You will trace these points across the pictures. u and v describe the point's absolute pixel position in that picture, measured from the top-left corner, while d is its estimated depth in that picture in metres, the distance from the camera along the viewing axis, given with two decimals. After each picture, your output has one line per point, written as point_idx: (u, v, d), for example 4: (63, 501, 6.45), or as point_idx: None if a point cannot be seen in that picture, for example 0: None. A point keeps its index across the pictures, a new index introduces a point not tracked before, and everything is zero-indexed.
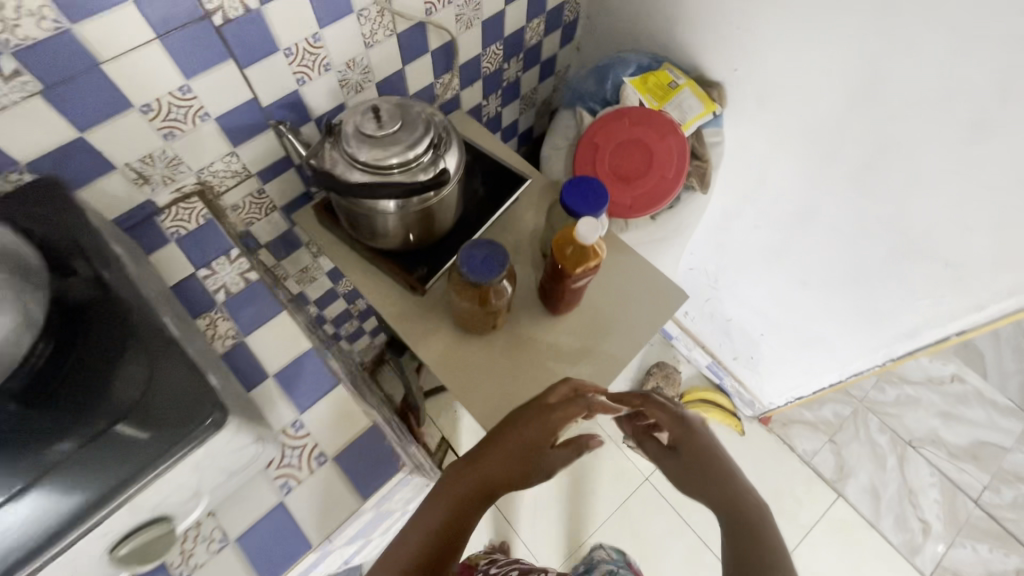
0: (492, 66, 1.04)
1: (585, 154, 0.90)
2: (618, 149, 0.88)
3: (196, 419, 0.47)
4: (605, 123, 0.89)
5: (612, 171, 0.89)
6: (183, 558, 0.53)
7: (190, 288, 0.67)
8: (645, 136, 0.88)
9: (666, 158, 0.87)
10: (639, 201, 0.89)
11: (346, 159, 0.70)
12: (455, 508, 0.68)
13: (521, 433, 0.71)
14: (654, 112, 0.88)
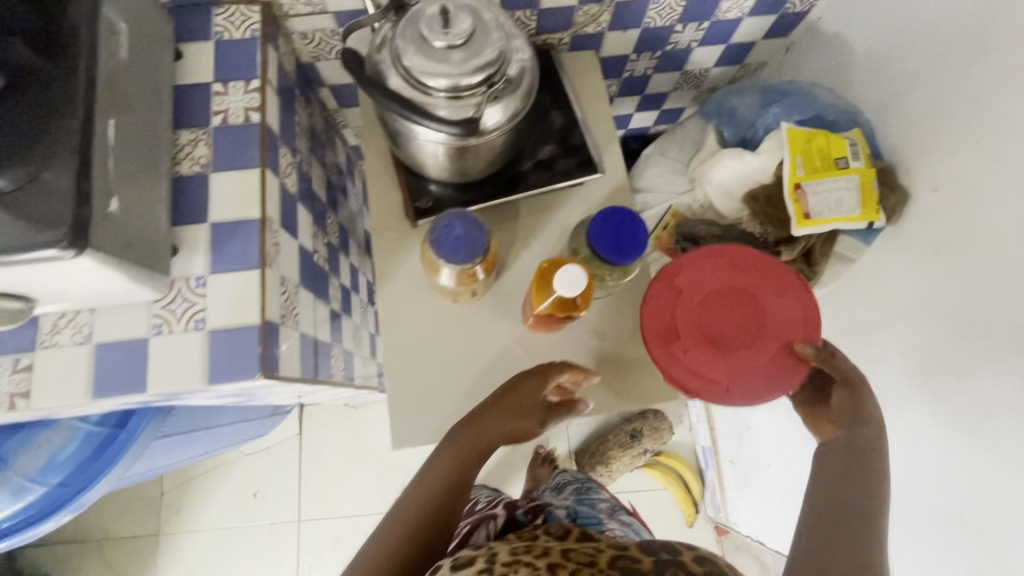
0: (659, 21, 0.84)
1: (658, 304, 0.61)
2: (714, 300, 0.60)
3: (53, 231, 0.43)
4: (694, 260, 0.61)
5: (699, 334, 0.59)
6: (51, 331, 0.56)
7: (198, 96, 0.64)
8: (757, 290, 0.60)
9: (788, 327, 0.59)
10: (748, 389, 0.57)
11: (393, 54, 0.59)
12: (442, 494, 0.61)
13: (502, 401, 0.64)
14: (769, 258, 0.61)
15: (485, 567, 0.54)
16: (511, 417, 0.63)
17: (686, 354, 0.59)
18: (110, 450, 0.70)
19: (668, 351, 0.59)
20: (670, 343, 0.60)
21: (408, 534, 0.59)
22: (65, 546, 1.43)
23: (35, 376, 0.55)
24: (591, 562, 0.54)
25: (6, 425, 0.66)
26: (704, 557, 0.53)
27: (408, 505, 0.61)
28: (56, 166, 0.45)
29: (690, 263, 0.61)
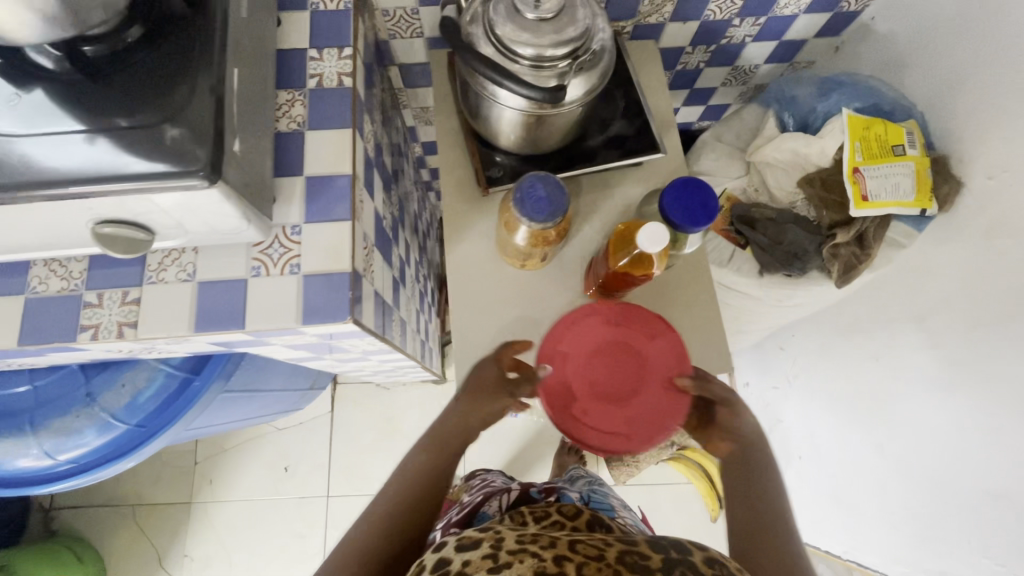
0: (719, 14, 0.88)
1: (547, 371, 0.61)
2: (593, 361, 0.61)
3: (191, 163, 0.47)
4: (577, 324, 0.62)
5: (588, 390, 0.60)
6: (157, 269, 0.60)
7: (294, 61, 0.69)
8: (629, 337, 0.62)
9: (664, 365, 0.60)
10: (642, 429, 0.58)
11: (485, 23, 0.64)
12: (424, 482, 0.64)
13: (477, 395, 0.66)
14: (637, 307, 0.63)
15: (488, 553, 0.49)
16: (484, 407, 0.66)
17: (584, 415, 0.59)
18: (187, 393, 0.73)
19: (566, 414, 0.59)
20: (568, 405, 0.59)
21: (397, 518, 0.62)
22: (100, 510, 1.46)
23: (142, 309, 0.59)
24: (600, 555, 0.47)
25: (95, 362, 0.69)
26: (715, 559, 0.49)
27: (395, 492, 0.64)
28: (197, 106, 0.49)
29: (572, 325, 0.62)
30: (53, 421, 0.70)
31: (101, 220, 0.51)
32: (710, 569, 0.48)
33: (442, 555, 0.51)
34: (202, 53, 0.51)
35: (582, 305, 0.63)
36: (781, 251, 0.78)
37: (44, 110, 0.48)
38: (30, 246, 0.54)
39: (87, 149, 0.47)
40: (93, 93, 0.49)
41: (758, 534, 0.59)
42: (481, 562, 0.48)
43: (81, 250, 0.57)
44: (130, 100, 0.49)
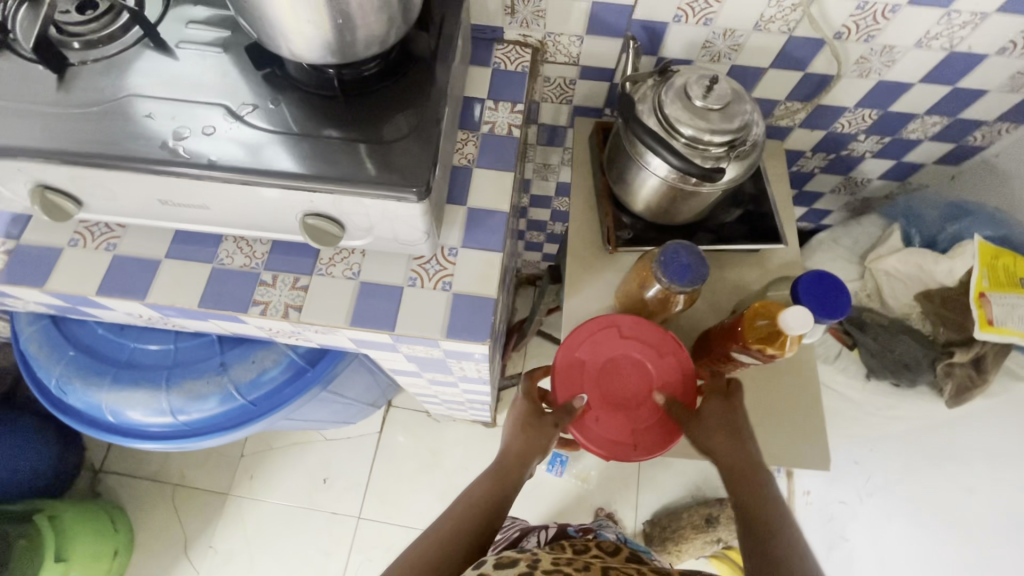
0: (846, 127, 0.94)
1: (562, 378, 0.69)
2: (609, 372, 0.69)
3: (407, 180, 0.54)
4: (594, 337, 0.70)
5: (601, 398, 0.68)
6: (326, 263, 0.66)
7: (472, 106, 0.77)
8: (642, 354, 0.69)
9: (671, 381, 0.68)
10: (647, 440, 0.66)
11: (653, 101, 0.71)
12: (480, 515, 0.65)
13: (524, 425, 0.69)
14: (646, 324, 0.70)
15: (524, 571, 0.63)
16: (532, 436, 0.68)
17: (598, 422, 0.67)
18: (303, 381, 0.78)
19: (581, 420, 0.67)
20: (582, 413, 0.67)
21: (454, 552, 0.62)
22: (142, 483, 1.49)
23: (308, 295, 0.65)
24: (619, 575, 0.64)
25: (236, 336, 0.75)
26: None
27: (445, 527, 0.64)
28: (416, 134, 0.57)
29: (591, 338, 0.70)
30: (185, 382, 0.75)
31: (310, 212, 0.58)
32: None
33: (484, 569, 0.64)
34: (431, 94, 0.60)
35: (599, 320, 0.71)
36: (890, 359, 0.80)
37: (296, 116, 0.57)
38: (237, 222, 0.62)
39: (321, 151, 0.55)
40: (334, 109, 0.58)
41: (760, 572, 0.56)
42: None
43: (274, 234, 0.64)
44: (364, 120, 0.58)
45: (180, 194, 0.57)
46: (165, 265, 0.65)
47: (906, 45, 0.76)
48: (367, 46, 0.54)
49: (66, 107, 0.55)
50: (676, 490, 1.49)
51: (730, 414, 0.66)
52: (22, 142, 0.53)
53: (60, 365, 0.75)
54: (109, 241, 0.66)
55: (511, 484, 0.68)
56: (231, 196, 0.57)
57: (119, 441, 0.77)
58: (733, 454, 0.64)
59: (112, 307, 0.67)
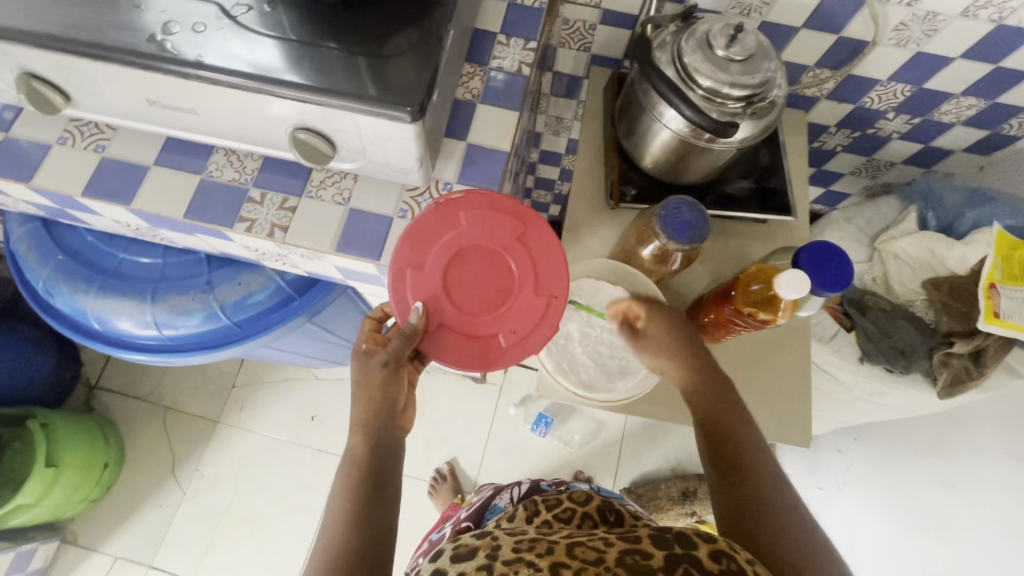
0: (875, 103, 0.89)
1: (440, 345, 0.58)
2: (458, 288, 0.58)
3: (403, 98, 0.52)
4: (409, 295, 0.58)
5: (482, 311, 0.59)
6: (317, 186, 0.64)
7: (483, 40, 0.74)
8: (451, 241, 0.59)
9: (497, 227, 0.59)
10: (544, 289, 0.59)
11: (673, 48, 0.68)
12: (363, 475, 0.57)
13: (360, 372, 0.59)
14: (415, 229, 0.58)
15: (484, 563, 0.45)
16: (377, 381, 0.58)
17: (513, 334, 0.58)
18: (289, 309, 0.78)
19: (503, 350, 0.58)
20: (499, 346, 0.58)
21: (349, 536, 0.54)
22: (135, 404, 1.52)
23: (295, 217, 0.63)
24: (599, 559, 0.42)
25: (225, 255, 0.74)
26: (722, 553, 0.43)
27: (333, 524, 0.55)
28: (416, 52, 0.54)
29: (409, 297, 0.58)
30: (170, 296, 0.74)
31: (300, 126, 0.56)
32: (717, 566, 0.42)
33: (438, 565, 0.47)
34: (436, 13, 0.56)
35: (392, 283, 0.58)
36: (887, 345, 0.77)
37: (291, 22, 0.54)
38: (228, 134, 0.60)
39: (315, 61, 0.53)
40: (332, 18, 0.55)
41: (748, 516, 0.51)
42: (476, 574, 0.44)
43: (266, 150, 0.62)
44: (362, 34, 0.55)
45: (168, 95, 0.55)
46: (153, 172, 0.64)
47: (951, 13, 0.71)
48: None
49: None
50: (657, 464, 1.50)
51: (692, 344, 0.61)
52: (4, 21, 0.51)
53: (48, 268, 0.75)
54: (98, 142, 0.65)
55: (387, 435, 0.60)
56: (220, 101, 0.55)
57: (103, 349, 0.77)
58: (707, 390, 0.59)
59: (99, 211, 0.67)
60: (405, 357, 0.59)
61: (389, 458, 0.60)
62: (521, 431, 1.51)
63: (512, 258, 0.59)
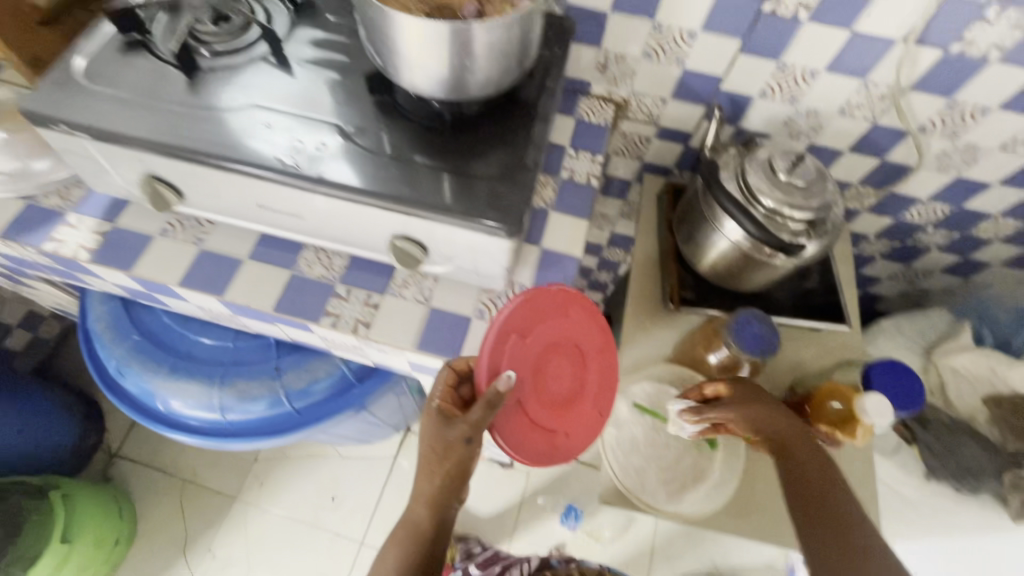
0: (915, 217, 0.94)
1: (507, 422, 0.58)
2: (542, 372, 0.60)
3: (504, 216, 0.56)
4: (503, 361, 0.56)
5: (555, 403, 0.61)
6: (399, 285, 0.67)
7: (554, 152, 0.79)
8: (552, 326, 0.61)
9: (592, 334, 0.64)
10: (603, 400, 0.65)
11: (735, 170, 0.73)
12: (426, 545, 0.58)
13: (440, 440, 0.57)
14: (537, 297, 0.59)
15: None
16: (452, 450, 0.57)
17: (566, 435, 0.62)
18: (350, 397, 0.79)
19: (556, 450, 0.61)
20: (552, 440, 0.61)
21: None
22: (152, 475, 1.48)
23: (378, 314, 0.66)
24: None
25: (295, 342, 0.76)
26: None
27: None
28: (513, 174, 0.59)
29: (503, 362, 0.56)
30: (238, 381, 0.76)
31: (399, 234, 0.60)
32: None
33: None
34: (527, 138, 0.62)
35: (493, 338, 0.56)
36: (953, 463, 0.78)
37: (400, 142, 0.60)
38: (326, 236, 0.64)
39: (422, 178, 0.57)
40: (437, 141, 0.61)
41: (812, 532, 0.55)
42: None
43: (358, 251, 0.66)
44: (464, 156, 0.60)
45: (281, 201, 0.60)
46: (246, 266, 0.67)
47: (990, 145, 0.77)
48: (480, 88, 0.57)
49: (191, 109, 0.58)
50: (691, 567, 1.41)
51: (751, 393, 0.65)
52: (148, 134, 0.56)
53: (122, 347, 0.77)
54: (198, 236, 0.69)
55: (450, 506, 0.60)
56: (330, 210, 0.59)
57: (160, 431, 0.77)
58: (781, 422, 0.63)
59: (185, 298, 0.69)
60: (482, 431, 0.56)
61: (449, 528, 0.61)
62: (548, 523, 1.45)
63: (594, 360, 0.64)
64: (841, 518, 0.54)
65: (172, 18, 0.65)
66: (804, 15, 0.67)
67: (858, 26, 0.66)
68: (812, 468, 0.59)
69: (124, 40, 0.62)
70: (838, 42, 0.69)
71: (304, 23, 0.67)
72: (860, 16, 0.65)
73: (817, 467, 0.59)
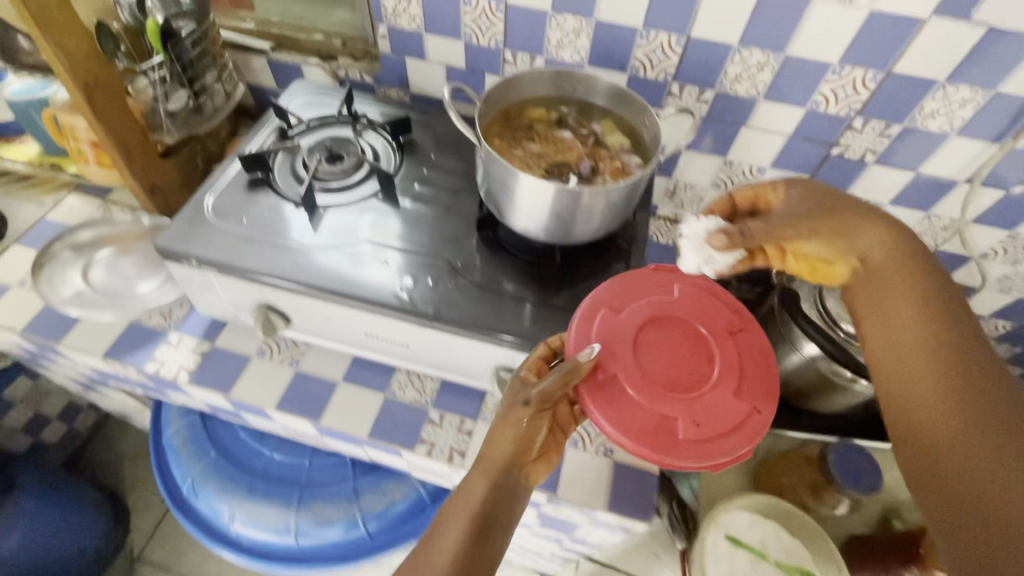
0: (977, 332, 0.95)
1: (613, 399, 0.49)
2: (643, 351, 0.52)
3: None
4: (591, 333, 0.52)
5: (668, 383, 0.50)
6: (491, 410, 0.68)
7: None
8: (655, 300, 0.54)
9: (707, 311, 0.54)
10: (743, 386, 0.51)
11: (812, 293, 0.72)
12: (480, 528, 0.44)
13: (510, 407, 0.49)
14: (636, 278, 0.56)
15: None
16: (524, 413, 0.48)
17: (695, 422, 0.48)
18: (425, 521, 0.76)
19: (677, 441, 0.48)
20: (676, 434, 0.48)
21: None
22: None
23: (472, 442, 0.65)
24: None
25: (374, 463, 0.75)
26: None
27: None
28: None
29: (591, 333, 0.52)
30: (315, 504, 0.74)
31: (503, 366, 0.61)
32: None
33: None
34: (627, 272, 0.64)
35: (579, 318, 0.53)
36: None
37: (505, 277, 0.63)
38: (425, 363, 0.65)
39: (530, 315, 0.59)
40: (540, 277, 0.63)
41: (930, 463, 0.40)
42: None
43: (453, 377, 0.67)
44: (566, 290, 0.62)
45: (389, 332, 0.62)
46: (341, 389, 0.68)
47: None
48: (589, 235, 0.60)
49: (311, 246, 0.62)
50: None
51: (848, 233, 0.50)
52: (274, 271, 0.60)
53: (200, 465, 0.76)
54: (293, 357, 0.70)
55: (520, 488, 0.48)
56: (437, 342, 0.61)
57: (227, 557, 0.74)
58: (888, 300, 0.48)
59: (275, 419, 0.69)
60: (553, 399, 0.48)
61: (512, 517, 0.47)
62: None
63: (716, 331, 0.53)
64: (988, 446, 0.37)
65: (291, 156, 0.71)
66: (871, 158, 0.72)
67: (924, 169, 0.71)
68: (929, 407, 0.42)
69: (249, 178, 0.68)
70: (903, 181, 0.73)
71: (409, 162, 0.72)
72: (925, 161, 0.70)
73: (941, 400, 0.41)
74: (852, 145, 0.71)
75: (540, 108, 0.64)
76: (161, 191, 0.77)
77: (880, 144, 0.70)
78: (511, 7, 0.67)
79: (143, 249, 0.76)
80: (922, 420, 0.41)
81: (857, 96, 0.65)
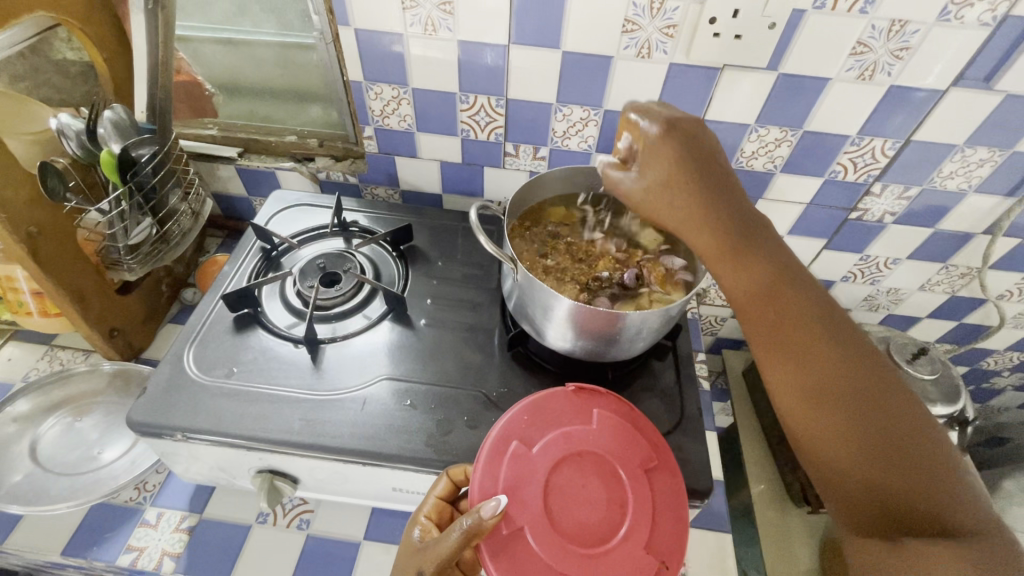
0: (992, 364, 0.93)
1: (511, 560, 0.40)
2: (552, 496, 0.42)
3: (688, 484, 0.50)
4: (496, 479, 0.43)
5: (574, 534, 0.41)
6: None
7: None
8: (570, 430, 0.45)
9: (630, 445, 0.45)
10: (653, 535, 0.42)
11: None
12: None
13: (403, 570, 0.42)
14: (549, 398, 0.47)
15: None
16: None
17: None
18: None
19: None
20: None
21: None
22: None
23: None
24: None
25: None
26: None
27: None
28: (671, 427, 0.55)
29: (496, 479, 0.43)
30: None
31: None
32: None
33: None
34: (677, 383, 0.59)
35: (486, 458, 0.44)
36: None
37: None
38: None
39: None
40: None
41: (869, 461, 0.34)
42: None
43: None
44: None
45: (422, 485, 0.52)
46: (364, 551, 0.58)
47: None
48: (641, 348, 0.55)
49: (320, 394, 0.53)
50: None
51: (729, 223, 0.40)
52: (278, 433, 0.50)
53: None
54: (301, 517, 0.60)
55: None
56: None
57: None
58: (700, 230, 0.40)
59: None
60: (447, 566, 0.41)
61: None
62: None
63: (636, 472, 0.44)
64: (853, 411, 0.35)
65: (279, 285, 0.63)
66: (889, 218, 0.70)
67: (942, 225, 0.70)
68: (812, 384, 0.37)
69: (235, 319, 0.59)
70: (921, 236, 0.72)
71: (414, 276, 0.66)
72: (943, 219, 0.69)
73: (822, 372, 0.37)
74: (871, 208, 0.69)
75: (562, 209, 0.60)
76: (122, 332, 0.66)
77: (898, 206, 0.68)
78: (512, 101, 0.63)
79: (105, 405, 0.64)
80: (801, 411, 0.37)
81: (876, 164, 0.64)
